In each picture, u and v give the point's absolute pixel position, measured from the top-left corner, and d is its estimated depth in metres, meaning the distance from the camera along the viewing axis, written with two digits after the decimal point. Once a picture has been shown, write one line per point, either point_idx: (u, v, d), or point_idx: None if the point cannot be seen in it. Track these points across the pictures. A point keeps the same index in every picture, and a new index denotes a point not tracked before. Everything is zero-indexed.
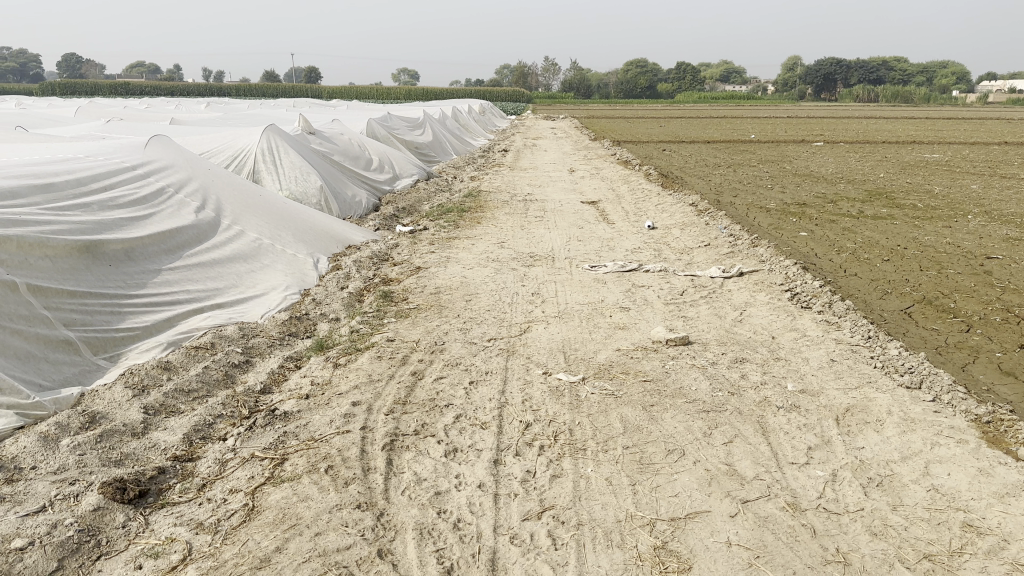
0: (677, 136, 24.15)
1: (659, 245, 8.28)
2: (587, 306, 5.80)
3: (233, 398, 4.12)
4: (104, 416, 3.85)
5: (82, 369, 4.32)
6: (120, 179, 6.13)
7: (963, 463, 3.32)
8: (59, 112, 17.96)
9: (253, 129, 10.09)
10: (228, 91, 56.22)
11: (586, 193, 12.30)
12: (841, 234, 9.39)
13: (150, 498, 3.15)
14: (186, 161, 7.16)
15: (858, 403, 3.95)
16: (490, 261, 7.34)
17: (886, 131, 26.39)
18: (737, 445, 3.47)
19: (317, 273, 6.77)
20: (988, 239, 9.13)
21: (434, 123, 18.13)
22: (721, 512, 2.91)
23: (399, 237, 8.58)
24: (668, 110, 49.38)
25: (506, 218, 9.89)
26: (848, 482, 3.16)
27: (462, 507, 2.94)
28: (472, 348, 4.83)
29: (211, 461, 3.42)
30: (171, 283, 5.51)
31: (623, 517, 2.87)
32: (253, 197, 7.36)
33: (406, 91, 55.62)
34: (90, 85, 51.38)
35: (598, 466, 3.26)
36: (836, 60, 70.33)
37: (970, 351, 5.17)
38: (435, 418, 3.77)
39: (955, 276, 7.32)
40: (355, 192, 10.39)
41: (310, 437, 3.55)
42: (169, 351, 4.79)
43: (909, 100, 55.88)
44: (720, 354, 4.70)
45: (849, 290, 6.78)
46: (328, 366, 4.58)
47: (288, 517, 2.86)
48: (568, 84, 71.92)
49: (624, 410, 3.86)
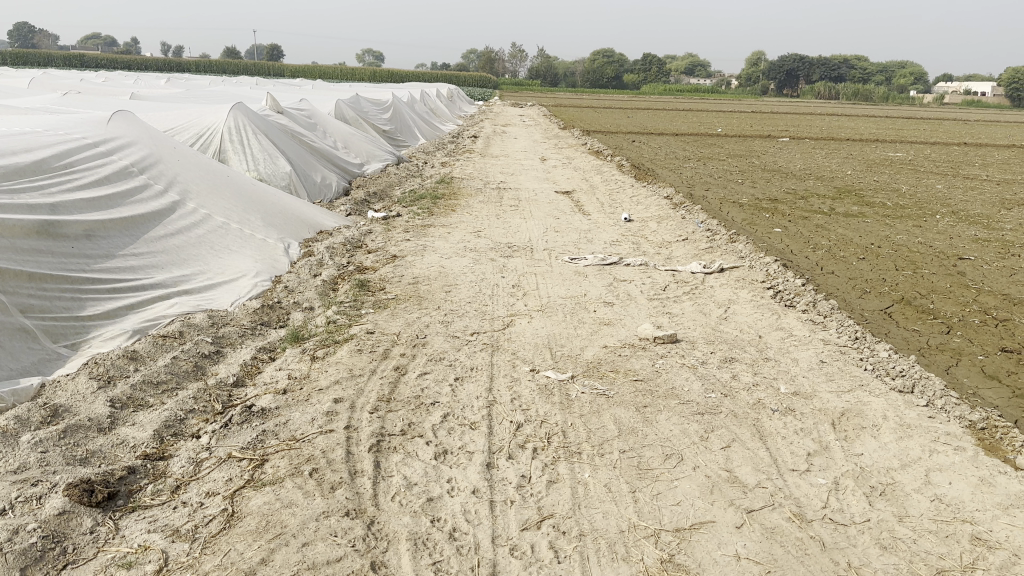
0: (646, 127, 24.17)
1: (637, 238, 8.19)
2: (570, 299, 5.67)
3: (204, 391, 3.92)
4: (67, 409, 3.62)
5: (42, 359, 4.08)
6: (82, 157, 5.84)
7: (963, 472, 3.27)
8: (11, 83, 17.26)
9: (220, 107, 9.75)
10: (187, 67, 54.97)
11: (560, 183, 12.17)
12: (814, 231, 9.39)
13: (119, 501, 2.95)
14: (149, 138, 6.85)
15: (853, 407, 3.88)
16: (467, 250, 7.18)
17: (852, 128, 26.66)
18: (735, 450, 3.37)
19: (288, 259, 6.54)
20: (958, 239, 9.19)
21: (403, 107, 17.79)
22: (726, 522, 2.81)
23: (372, 223, 8.36)
24: (633, 101, 49.45)
25: (481, 206, 9.70)
26: (851, 491, 3.09)
27: (458, 515, 2.79)
28: (455, 342, 4.67)
29: (184, 460, 3.23)
30: (135, 268, 5.25)
31: (626, 527, 2.75)
32: (220, 178, 7.07)
33: (372, 72, 54.96)
34: (42, 57, 49.89)
35: (595, 471, 3.13)
36: (801, 57, 71.08)
37: (953, 353, 5.15)
38: (421, 417, 3.60)
39: (931, 276, 7.35)
40: (325, 175, 10.12)
41: (290, 437, 3.37)
42: (135, 339, 4.55)
43: (870, 99, 56.66)
44: (710, 354, 4.61)
45: (828, 288, 6.75)
46: (305, 359, 4.38)
47: (272, 525, 2.69)
48: (535, 72, 71.52)
49: (618, 411, 3.73)
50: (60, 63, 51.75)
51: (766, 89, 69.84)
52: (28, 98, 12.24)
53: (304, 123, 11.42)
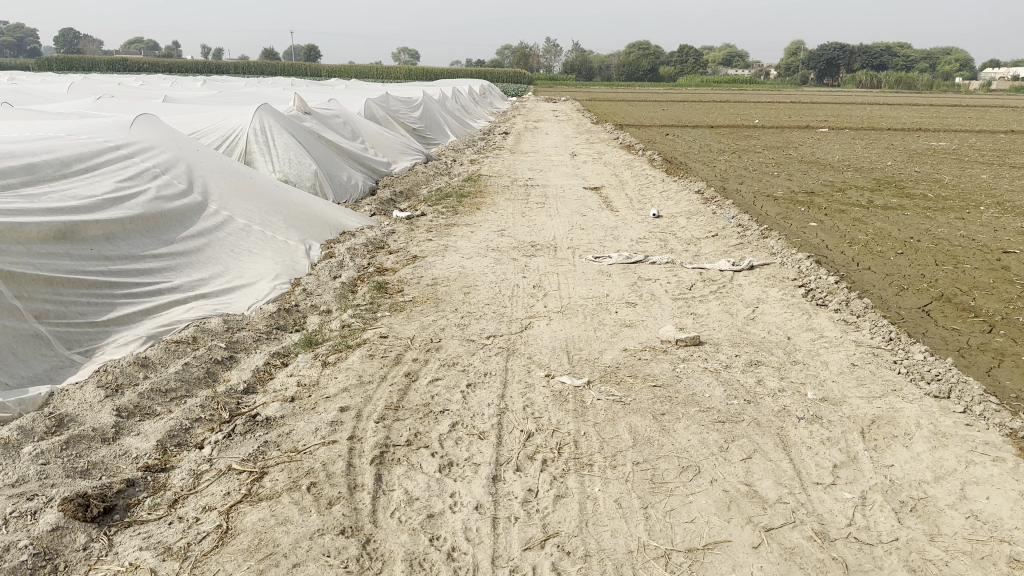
0: (680, 120, 23.81)
1: (665, 236, 7.99)
2: (591, 300, 5.51)
3: (212, 400, 3.84)
4: (72, 419, 3.56)
5: (54, 366, 4.04)
6: (105, 159, 5.83)
7: (1003, 486, 3.06)
8: (51, 88, 17.59)
9: (246, 108, 9.75)
10: (225, 70, 55.66)
11: (589, 179, 11.98)
12: (851, 225, 9.08)
13: (116, 515, 2.88)
14: (173, 141, 6.84)
15: (884, 415, 3.68)
16: (489, 249, 7.06)
17: (893, 118, 26.00)
18: (757, 462, 3.19)
19: (308, 261, 6.48)
20: (1003, 231, 8.82)
21: (433, 104, 17.70)
22: (743, 541, 2.65)
23: (396, 223, 8.29)
24: (669, 93, 48.84)
25: (506, 204, 9.57)
26: (879, 506, 2.90)
27: (458, 533, 2.67)
28: (470, 346, 4.55)
29: (185, 472, 3.15)
30: (153, 271, 5.22)
31: (635, 547, 2.60)
32: (244, 180, 7.05)
33: (406, 71, 55.12)
34: (86, 61, 51.02)
35: (605, 486, 2.98)
36: (841, 47, 69.57)
37: (995, 354, 4.89)
38: (429, 426, 3.49)
39: (972, 272, 7.04)
40: (350, 174, 10.07)
41: (292, 448, 3.27)
42: (149, 345, 4.50)
43: (914, 86, 55.25)
44: (734, 357, 4.42)
45: (863, 285, 6.49)
46: (316, 365, 4.29)
47: (265, 543, 2.60)
48: (569, 67, 71.13)
49: (634, 419, 3.58)
50: (102, 69, 52.75)
51: (805, 78, 68.50)
52: (63, 102, 12.37)
53: (331, 123, 11.37)
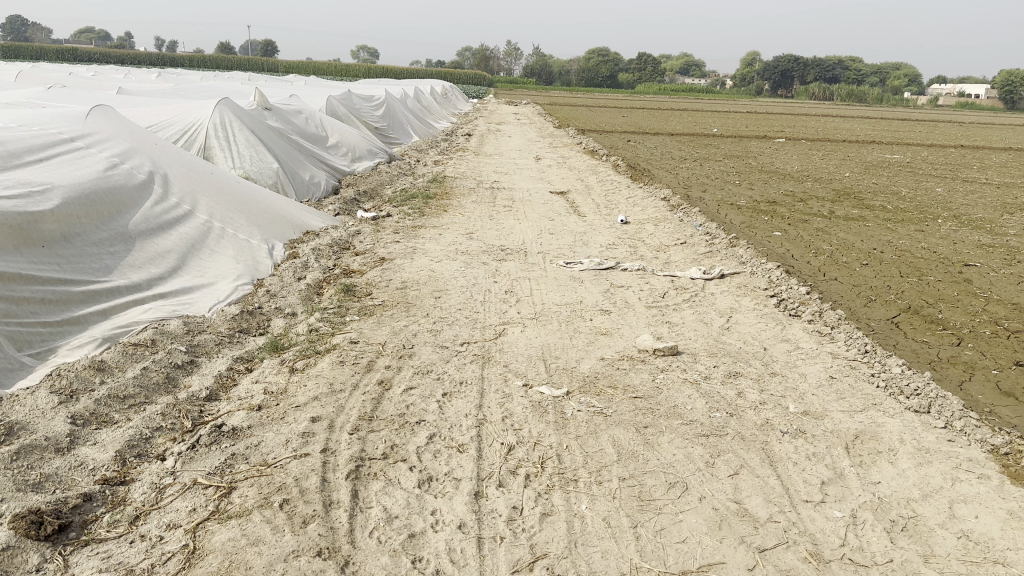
0: (642, 126, 23.94)
1: (633, 242, 7.95)
2: (565, 307, 5.42)
3: (174, 407, 3.63)
4: (23, 427, 3.32)
5: (3, 368, 3.79)
6: (58, 151, 5.56)
7: (991, 505, 3.03)
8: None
9: (205, 102, 9.44)
10: (179, 61, 54.53)
11: (555, 183, 11.93)
12: (816, 235, 9.15)
13: (71, 533, 2.68)
14: (130, 134, 6.57)
15: (867, 430, 3.64)
16: (458, 253, 6.91)
17: (848, 129, 26.51)
18: (744, 479, 3.11)
19: (271, 262, 6.26)
20: (962, 244, 8.95)
21: (396, 104, 17.49)
22: (737, 564, 2.57)
23: (361, 223, 8.10)
24: (627, 99, 49.18)
25: (473, 207, 9.41)
26: (870, 525, 2.85)
27: (441, 555, 2.55)
28: (444, 354, 4.41)
29: (146, 486, 2.96)
30: (109, 269, 4.96)
31: (627, 570, 2.51)
32: (203, 175, 6.79)
33: (365, 69, 54.66)
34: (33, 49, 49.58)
35: (593, 503, 2.88)
36: (796, 60, 70.87)
37: (965, 367, 4.91)
38: (404, 438, 3.34)
39: (936, 284, 7.11)
40: (313, 173, 9.83)
41: (262, 462, 3.10)
42: (105, 348, 4.27)
43: (864, 100, 56.48)
44: (713, 368, 4.36)
45: (832, 296, 6.50)
46: (283, 372, 4.11)
47: (236, 565, 2.44)
48: (529, 70, 71.30)
49: (617, 432, 3.48)
50: (52, 57, 51.20)
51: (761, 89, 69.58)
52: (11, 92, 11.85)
53: (293, 119, 11.11)
